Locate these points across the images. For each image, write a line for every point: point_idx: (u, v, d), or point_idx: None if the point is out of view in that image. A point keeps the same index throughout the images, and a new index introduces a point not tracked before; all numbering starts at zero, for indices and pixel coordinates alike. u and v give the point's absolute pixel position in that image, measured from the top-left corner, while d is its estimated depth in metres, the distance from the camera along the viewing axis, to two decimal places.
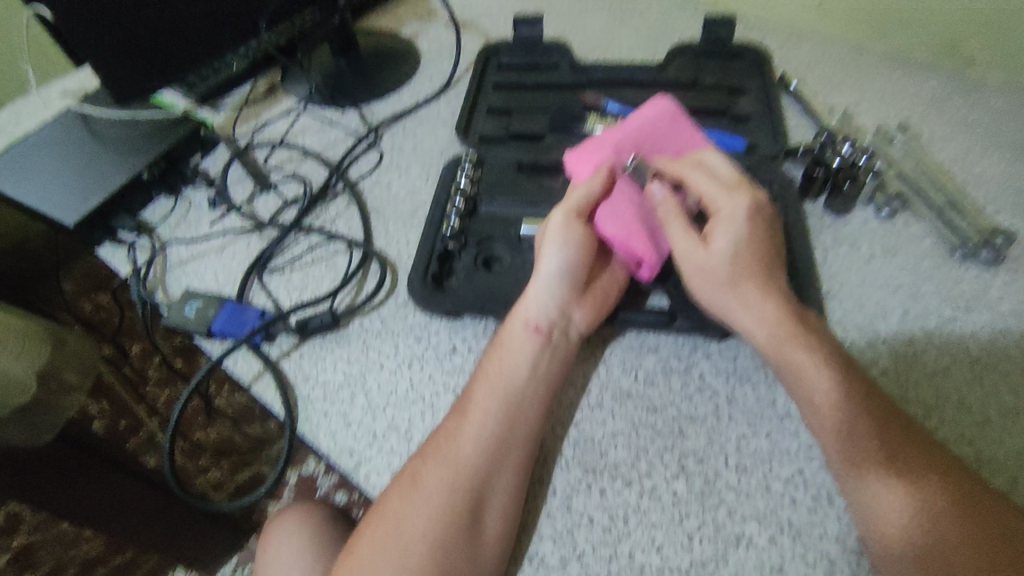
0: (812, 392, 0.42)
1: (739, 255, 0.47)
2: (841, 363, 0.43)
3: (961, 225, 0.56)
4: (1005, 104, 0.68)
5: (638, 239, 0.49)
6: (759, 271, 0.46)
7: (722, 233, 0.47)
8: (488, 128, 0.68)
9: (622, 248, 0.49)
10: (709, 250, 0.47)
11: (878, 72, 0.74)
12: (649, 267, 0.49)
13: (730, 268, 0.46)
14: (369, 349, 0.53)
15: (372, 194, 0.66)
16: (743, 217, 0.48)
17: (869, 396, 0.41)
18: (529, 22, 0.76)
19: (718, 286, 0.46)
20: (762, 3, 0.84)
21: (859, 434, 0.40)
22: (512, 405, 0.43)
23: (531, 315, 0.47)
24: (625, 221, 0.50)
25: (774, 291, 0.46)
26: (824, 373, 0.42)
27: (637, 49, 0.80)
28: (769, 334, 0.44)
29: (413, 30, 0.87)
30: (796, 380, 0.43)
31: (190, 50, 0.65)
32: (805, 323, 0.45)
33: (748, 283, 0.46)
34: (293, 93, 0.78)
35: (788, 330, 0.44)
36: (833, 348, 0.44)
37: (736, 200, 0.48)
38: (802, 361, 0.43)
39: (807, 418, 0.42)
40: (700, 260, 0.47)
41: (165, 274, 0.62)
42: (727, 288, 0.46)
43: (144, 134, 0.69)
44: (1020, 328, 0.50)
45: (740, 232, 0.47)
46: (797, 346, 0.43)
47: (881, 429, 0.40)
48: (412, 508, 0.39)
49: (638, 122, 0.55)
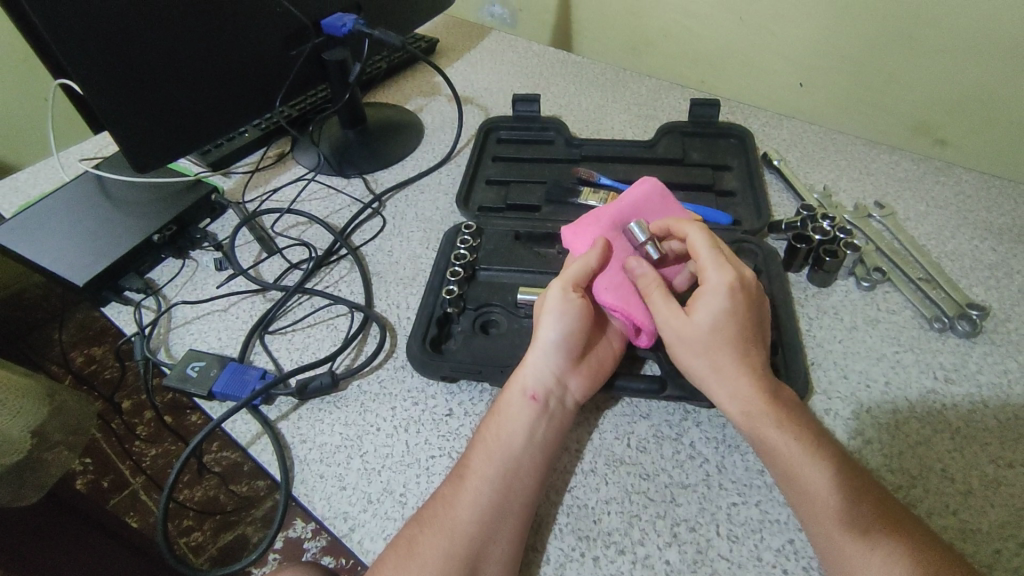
0: (788, 462, 0.43)
1: (721, 326, 0.47)
2: (821, 435, 0.45)
3: (938, 297, 0.59)
4: (973, 184, 0.72)
5: (638, 307, 0.51)
6: (737, 344, 0.47)
7: (704, 308, 0.47)
8: (487, 199, 0.72)
9: (624, 317, 0.51)
10: (691, 320, 0.48)
11: (855, 151, 0.78)
12: (648, 334, 0.52)
13: (712, 340, 0.47)
14: (366, 412, 0.54)
15: (375, 258, 0.69)
16: (725, 293, 0.47)
17: (843, 466, 0.43)
18: (528, 100, 0.81)
19: (695, 357, 0.48)
20: (745, 87, 0.90)
21: (839, 505, 0.41)
22: (510, 472, 0.44)
23: (529, 384, 0.48)
24: (625, 291, 0.51)
25: (761, 360, 0.47)
26: (797, 448, 0.44)
27: (628, 127, 0.85)
28: (741, 408, 0.46)
29: (418, 105, 0.93)
30: (771, 451, 0.44)
31: (207, 120, 0.69)
32: (787, 396, 0.47)
33: (724, 354, 0.47)
34: (302, 162, 0.82)
35: (760, 406, 0.46)
36: (804, 420, 0.46)
37: (720, 270, 0.48)
38: (771, 433, 0.45)
39: (784, 489, 0.43)
40: (682, 331, 0.48)
41: (168, 334, 0.63)
42: (702, 361, 0.47)
43: (158, 199, 0.72)
44: (998, 399, 0.51)
45: (722, 304, 0.47)
46: (783, 416, 0.45)
47: (857, 501, 0.41)
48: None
49: (628, 199, 0.57)
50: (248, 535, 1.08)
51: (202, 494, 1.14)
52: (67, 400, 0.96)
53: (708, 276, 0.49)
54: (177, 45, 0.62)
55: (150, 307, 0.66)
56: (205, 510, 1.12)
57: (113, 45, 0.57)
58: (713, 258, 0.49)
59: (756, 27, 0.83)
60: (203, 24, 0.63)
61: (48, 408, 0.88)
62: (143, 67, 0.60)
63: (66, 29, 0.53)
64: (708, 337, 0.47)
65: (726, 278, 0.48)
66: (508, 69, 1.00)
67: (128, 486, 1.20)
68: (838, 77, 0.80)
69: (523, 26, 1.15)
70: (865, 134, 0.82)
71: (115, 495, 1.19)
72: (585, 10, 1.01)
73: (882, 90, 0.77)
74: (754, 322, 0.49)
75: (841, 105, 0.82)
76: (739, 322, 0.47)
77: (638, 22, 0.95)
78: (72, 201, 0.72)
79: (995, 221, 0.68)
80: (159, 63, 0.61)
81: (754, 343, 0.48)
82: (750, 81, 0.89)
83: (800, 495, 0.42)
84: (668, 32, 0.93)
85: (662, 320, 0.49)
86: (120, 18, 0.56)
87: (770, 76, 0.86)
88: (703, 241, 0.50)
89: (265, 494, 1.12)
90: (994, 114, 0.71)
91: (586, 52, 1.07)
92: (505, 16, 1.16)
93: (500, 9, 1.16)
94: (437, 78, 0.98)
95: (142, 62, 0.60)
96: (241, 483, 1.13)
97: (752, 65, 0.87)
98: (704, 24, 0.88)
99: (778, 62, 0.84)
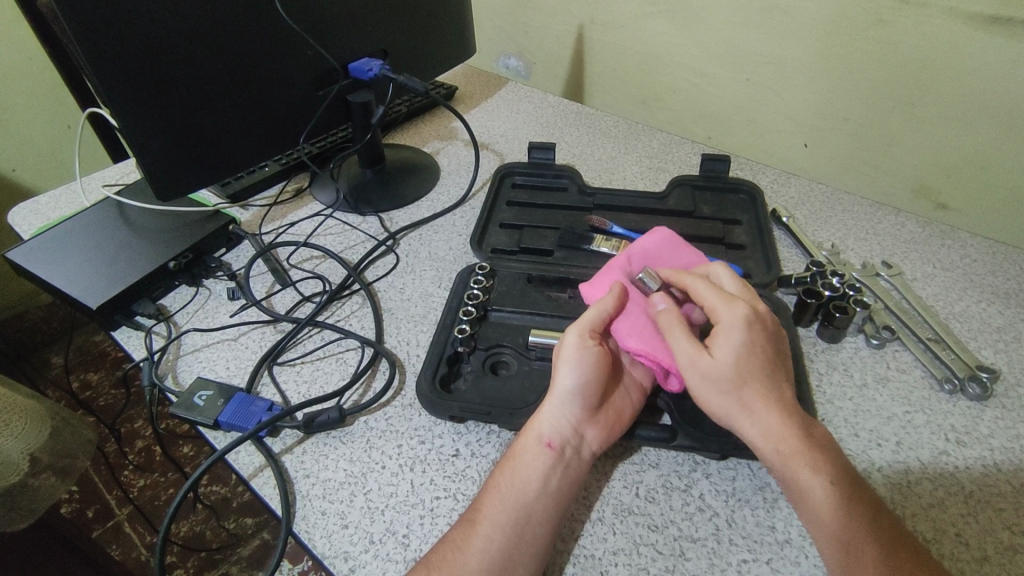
0: (819, 512, 0.43)
1: (743, 361, 0.47)
2: (847, 479, 0.44)
3: (947, 359, 0.59)
4: (977, 250, 0.74)
5: (665, 351, 0.51)
6: (761, 381, 0.48)
7: (723, 342, 0.48)
8: (500, 241, 0.73)
9: (649, 361, 0.51)
10: (711, 359, 0.48)
11: (860, 212, 0.81)
12: (678, 376, 0.51)
13: (734, 377, 0.47)
14: (372, 449, 0.54)
15: (387, 295, 0.70)
16: (742, 327, 0.48)
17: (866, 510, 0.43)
18: (544, 148, 0.83)
19: (720, 392, 0.48)
20: (752, 147, 0.93)
21: (863, 549, 0.41)
22: (520, 522, 0.43)
23: (545, 431, 0.48)
24: (649, 335, 0.52)
25: (776, 402, 0.47)
26: (827, 494, 0.43)
27: (639, 178, 0.87)
28: (776, 448, 0.46)
29: (435, 149, 0.95)
30: (803, 502, 0.44)
31: (231, 151, 0.70)
32: (810, 436, 0.46)
33: (749, 391, 0.47)
34: (320, 198, 0.84)
35: (796, 447, 0.45)
36: (838, 463, 0.45)
37: (733, 307, 0.49)
38: (804, 475, 0.44)
39: (815, 535, 0.43)
40: (703, 370, 0.48)
41: (176, 361, 0.63)
42: (727, 398, 0.47)
43: (177, 228, 0.73)
44: (1011, 464, 0.51)
45: (741, 339, 0.48)
46: (801, 463, 0.45)
47: (886, 553, 0.41)
48: None
49: (641, 247, 0.60)
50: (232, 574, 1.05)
51: (188, 529, 1.12)
52: (67, 429, 0.95)
53: (721, 313, 0.50)
54: (210, 83, 0.64)
55: (160, 334, 0.66)
56: (190, 546, 1.10)
57: (148, 77, 0.59)
58: (724, 297, 0.50)
59: (765, 89, 0.86)
60: (235, 64, 0.65)
61: (47, 433, 0.88)
62: (174, 99, 0.62)
63: (107, 62, 0.55)
64: (729, 374, 0.47)
65: (739, 314, 0.49)
66: (523, 119, 1.03)
67: (111, 518, 1.17)
68: (841, 141, 0.83)
69: (537, 79, 1.19)
70: (870, 196, 0.84)
71: (98, 526, 1.15)
72: (599, 66, 1.05)
73: (886, 156, 0.80)
74: (775, 356, 0.49)
75: (847, 166, 0.84)
76: (759, 357, 0.48)
77: (649, 79, 0.99)
78: (92, 225, 0.73)
79: (1002, 286, 0.69)
80: (191, 98, 0.63)
81: (782, 385, 0.49)
82: (759, 141, 0.92)
83: (837, 541, 0.42)
84: (678, 91, 0.96)
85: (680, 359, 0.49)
86: (159, 54, 0.59)
87: (777, 135, 0.89)
88: (706, 286, 0.52)
89: (252, 532, 1.11)
90: (997, 183, 0.72)
91: (597, 105, 1.11)
92: (520, 69, 1.20)
93: (515, 62, 1.20)
94: (455, 123, 1.02)
95: (174, 94, 0.62)
96: (229, 519, 1.12)
97: (759, 125, 0.90)
98: (713, 85, 0.91)
99: (784, 123, 0.87)
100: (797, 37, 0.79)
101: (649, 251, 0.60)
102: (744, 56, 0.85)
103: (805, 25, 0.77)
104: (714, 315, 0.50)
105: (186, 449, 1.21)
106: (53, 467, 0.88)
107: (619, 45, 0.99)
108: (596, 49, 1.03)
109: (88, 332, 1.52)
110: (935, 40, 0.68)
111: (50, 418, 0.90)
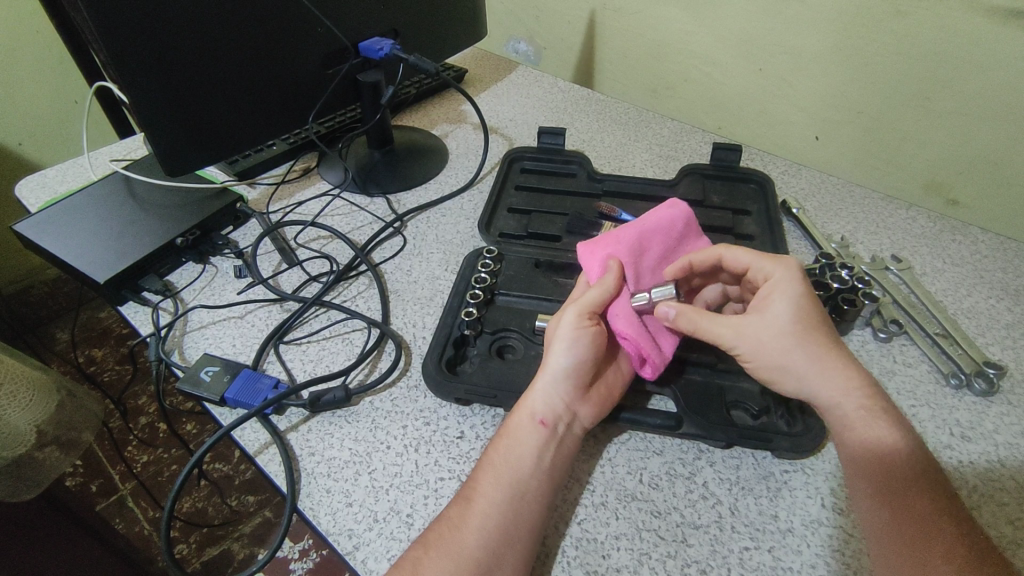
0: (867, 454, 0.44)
1: (800, 314, 0.48)
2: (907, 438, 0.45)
3: (954, 354, 0.58)
4: (988, 247, 0.73)
5: (646, 340, 0.50)
6: (823, 334, 0.48)
7: (779, 295, 0.49)
8: (509, 225, 0.73)
9: (632, 345, 0.50)
10: (770, 314, 0.49)
11: (871, 205, 0.80)
12: (653, 366, 0.51)
13: (794, 331, 0.48)
14: (377, 430, 0.54)
15: (393, 277, 0.69)
16: (796, 279, 0.50)
17: (912, 483, 0.42)
18: (554, 132, 0.83)
19: (787, 345, 0.47)
20: (762, 137, 0.93)
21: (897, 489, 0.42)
22: (518, 495, 0.44)
23: (538, 409, 0.48)
24: (636, 321, 0.51)
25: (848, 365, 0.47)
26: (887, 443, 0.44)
27: (649, 166, 0.86)
28: (850, 405, 0.46)
29: (444, 132, 0.95)
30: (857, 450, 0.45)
31: (239, 131, 0.70)
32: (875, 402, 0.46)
33: (809, 345, 0.47)
34: (328, 177, 0.84)
35: (865, 406, 0.46)
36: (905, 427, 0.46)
37: (779, 261, 0.51)
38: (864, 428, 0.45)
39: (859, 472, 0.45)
40: (760, 326, 0.48)
41: (183, 337, 0.63)
42: (792, 354, 0.47)
43: (186, 205, 0.73)
44: (1015, 460, 0.51)
45: (794, 291, 0.49)
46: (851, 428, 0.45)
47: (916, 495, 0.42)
48: (457, 557, 0.40)
49: (654, 223, 0.57)
50: (235, 551, 1.07)
51: (191, 505, 1.13)
52: (70, 404, 0.95)
53: (769, 270, 0.51)
54: (222, 63, 0.64)
55: (167, 310, 0.66)
56: (192, 522, 1.11)
57: (161, 55, 0.59)
58: (769, 256, 0.52)
59: (778, 81, 0.85)
60: (248, 46, 0.65)
61: (54, 404, 0.88)
62: (185, 77, 0.62)
63: (120, 39, 0.55)
64: (790, 329, 0.48)
65: (791, 267, 0.51)
66: (533, 104, 1.02)
67: (116, 492, 1.18)
68: (852, 134, 0.82)
69: (546, 64, 1.18)
70: (880, 190, 0.84)
71: (101, 500, 1.16)
72: (609, 51, 1.04)
73: (897, 149, 0.79)
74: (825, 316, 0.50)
75: (856, 160, 0.84)
76: (813, 309, 0.49)
77: (660, 66, 0.98)
78: (99, 199, 0.73)
79: (1011, 282, 0.68)
80: (204, 77, 0.63)
81: (841, 345, 0.49)
82: (769, 133, 0.91)
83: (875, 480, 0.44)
84: (688, 79, 0.96)
85: (742, 328, 0.49)
86: (172, 33, 0.58)
87: (787, 126, 0.88)
88: (744, 251, 0.53)
89: (254, 510, 1.13)
90: (1010, 180, 0.72)
91: (607, 92, 1.10)
92: (529, 54, 1.19)
93: (525, 47, 1.19)
94: (464, 106, 1.01)
95: (185, 72, 0.61)
96: (232, 497, 1.13)
97: (768, 116, 0.89)
98: (725, 75, 0.90)
99: (797, 115, 0.86)
100: (810, 26, 0.78)
101: (665, 224, 0.58)
102: (758, 45, 0.84)
103: (820, 16, 0.76)
104: (762, 274, 0.52)
105: (190, 426, 1.23)
106: (58, 440, 0.89)
107: (631, 31, 0.98)
108: (607, 36, 1.02)
109: (93, 309, 1.53)
110: (952, 32, 0.67)
111: (56, 390, 0.90)
